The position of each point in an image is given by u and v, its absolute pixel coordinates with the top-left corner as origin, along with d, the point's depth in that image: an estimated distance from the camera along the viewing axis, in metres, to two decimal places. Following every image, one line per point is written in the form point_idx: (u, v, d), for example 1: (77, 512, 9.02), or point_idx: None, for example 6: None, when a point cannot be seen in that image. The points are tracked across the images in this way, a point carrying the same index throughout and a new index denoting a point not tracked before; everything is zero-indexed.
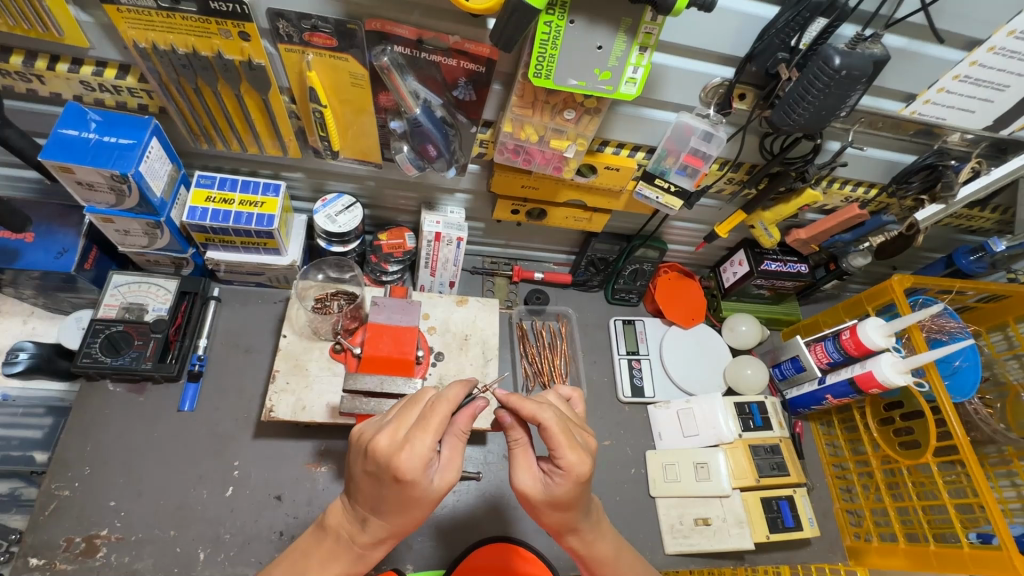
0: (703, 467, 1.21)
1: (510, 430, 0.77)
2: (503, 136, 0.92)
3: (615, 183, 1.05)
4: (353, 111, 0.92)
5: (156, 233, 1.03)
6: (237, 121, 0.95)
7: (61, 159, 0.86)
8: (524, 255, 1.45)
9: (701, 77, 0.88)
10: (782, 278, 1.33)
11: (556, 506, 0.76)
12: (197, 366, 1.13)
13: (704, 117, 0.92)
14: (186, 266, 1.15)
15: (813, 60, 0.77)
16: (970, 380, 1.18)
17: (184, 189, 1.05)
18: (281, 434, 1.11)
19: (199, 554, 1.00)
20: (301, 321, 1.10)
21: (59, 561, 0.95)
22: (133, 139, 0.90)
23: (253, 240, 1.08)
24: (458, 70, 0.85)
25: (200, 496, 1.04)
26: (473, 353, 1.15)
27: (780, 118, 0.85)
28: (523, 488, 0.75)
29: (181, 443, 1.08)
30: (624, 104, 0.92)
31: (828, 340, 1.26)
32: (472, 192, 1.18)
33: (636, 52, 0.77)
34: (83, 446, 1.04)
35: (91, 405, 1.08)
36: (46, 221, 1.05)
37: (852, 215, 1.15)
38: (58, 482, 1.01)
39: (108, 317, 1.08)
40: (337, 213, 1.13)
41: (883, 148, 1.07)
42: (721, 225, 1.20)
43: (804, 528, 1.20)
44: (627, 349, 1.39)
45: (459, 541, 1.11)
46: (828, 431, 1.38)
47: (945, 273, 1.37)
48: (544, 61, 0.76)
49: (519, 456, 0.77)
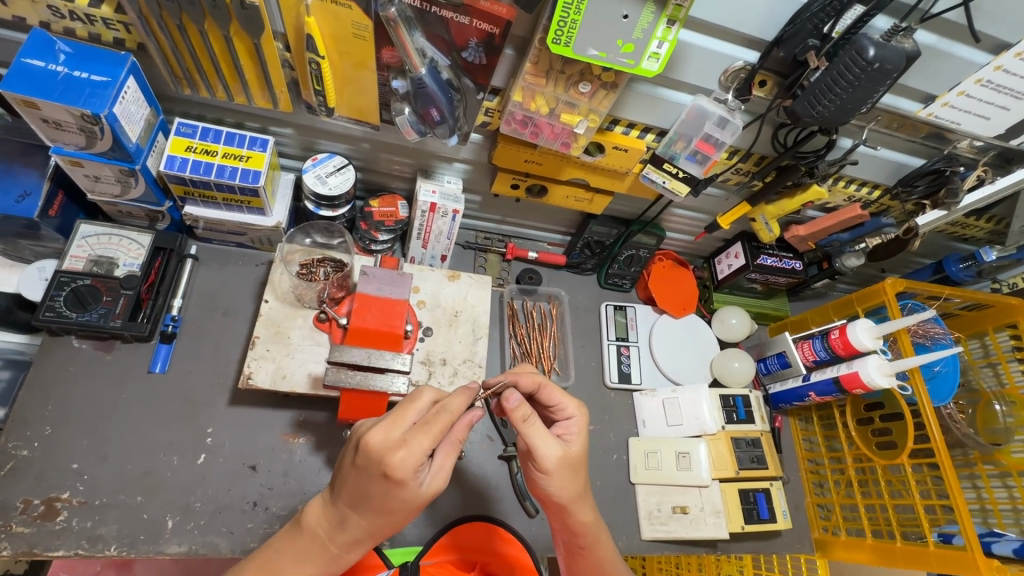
0: (685, 457, 1.21)
1: (517, 410, 0.77)
2: (511, 106, 0.87)
3: (622, 165, 1.01)
4: (353, 65, 0.86)
5: (130, 182, 0.95)
6: (224, 67, 0.88)
7: (26, 92, 0.78)
8: (519, 233, 1.41)
9: (723, 59, 0.84)
10: (777, 273, 1.32)
11: (578, 467, 0.82)
12: (170, 327, 1.07)
13: (721, 102, 0.89)
14: (161, 220, 1.08)
15: (845, 49, 0.74)
16: (948, 386, 1.21)
17: (162, 137, 0.98)
18: (258, 402, 1.07)
19: (168, 521, 0.96)
20: (284, 286, 1.04)
21: (16, 523, 0.90)
22: (108, 77, 0.82)
23: (236, 197, 1.02)
24: (469, 30, 0.79)
25: (170, 463, 0.99)
26: (462, 330, 1.12)
27: (802, 109, 0.82)
28: (559, 453, 0.79)
29: (150, 406, 1.03)
30: (642, 81, 0.88)
31: (816, 338, 1.27)
32: (471, 163, 1.13)
33: (664, 25, 0.72)
34: (44, 404, 0.98)
35: (55, 361, 1.01)
36: (6, 160, 0.97)
37: (854, 215, 1.15)
38: (16, 440, 0.95)
39: (74, 269, 1.01)
40: (328, 174, 1.07)
41: (893, 148, 1.06)
42: (724, 216, 1.17)
43: (778, 520, 1.22)
44: (617, 336, 1.37)
45: (439, 518, 1.10)
46: (806, 427, 1.40)
47: (932, 279, 1.39)
48: (565, 26, 0.71)
49: (539, 427, 0.79)
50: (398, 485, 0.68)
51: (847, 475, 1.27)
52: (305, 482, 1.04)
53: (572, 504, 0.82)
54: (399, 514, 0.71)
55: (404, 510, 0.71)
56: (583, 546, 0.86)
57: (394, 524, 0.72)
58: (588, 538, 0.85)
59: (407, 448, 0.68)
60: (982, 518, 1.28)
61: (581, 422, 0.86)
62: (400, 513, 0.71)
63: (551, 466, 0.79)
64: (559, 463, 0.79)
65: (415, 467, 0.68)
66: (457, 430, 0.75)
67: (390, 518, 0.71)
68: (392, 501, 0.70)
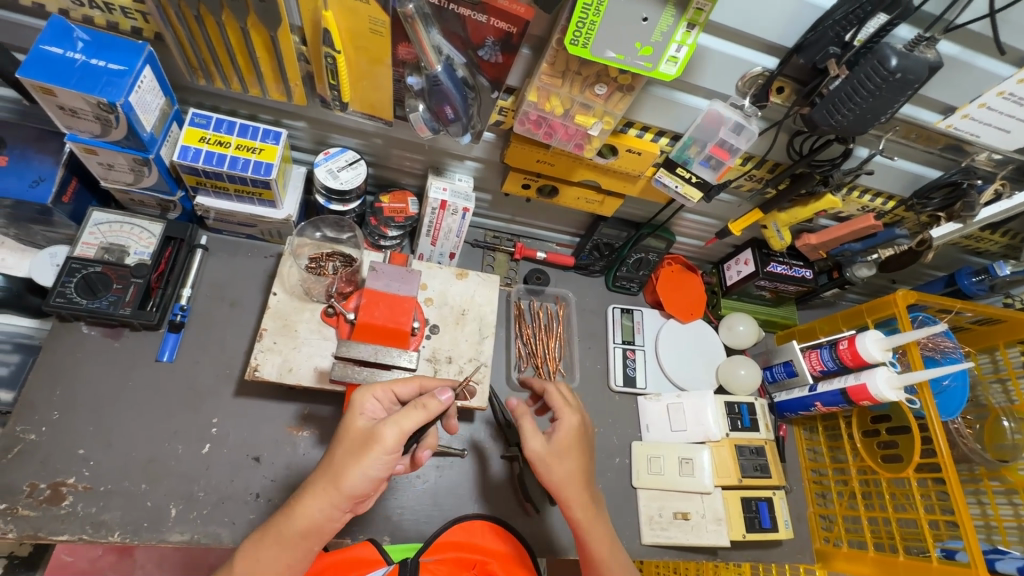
0: (688, 463, 1.20)
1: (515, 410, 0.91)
2: (526, 105, 0.87)
3: (634, 168, 1.01)
4: (368, 60, 0.85)
5: (143, 171, 0.96)
6: (240, 59, 0.88)
7: (41, 78, 0.78)
8: (528, 232, 1.40)
9: (742, 65, 0.83)
10: (786, 281, 1.31)
11: (568, 453, 0.89)
12: (179, 317, 1.07)
13: (737, 107, 0.87)
14: (173, 210, 1.09)
15: (867, 58, 0.72)
16: (957, 400, 1.20)
17: (177, 127, 0.98)
18: (263, 394, 1.08)
19: (171, 510, 0.96)
20: (293, 279, 1.05)
21: (22, 506, 0.91)
22: (124, 66, 0.82)
23: (248, 189, 1.02)
24: (486, 28, 0.78)
25: (175, 452, 1.00)
26: (469, 328, 1.11)
27: (820, 117, 0.80)
28: (542, 447, 0.88)
29: (156, 395, 1.03)
30: (659, 84, 0.87)
31: (824, 348, 1.26)
32: (483, 161, 1.13)
33: (683, 30, 0.72)
34: (52, 389, 0.99)
35: (64, 347, 1.02)
36: (22, 145, 0.97)
37: (868, 225, 1.13)
38: (24, 424, 0.96)
39: (86, 256, 1.02)
40: (340, 168, 1.07)
41: (910, 159, 1.04)
42: (736, 223, 1.17)
43: (779, 530, 1.22)
44: (623, 339, 1.36)
45: (440, 515, 1.10)
46: (811, 436, 1.39)
47: (943, 292, 1.37)
48: (583, 27, 0.70)
49: (528, 425, 0.89)
50: (349, 412, 0.80)
51: (850, 487, 1.26)
52: (309, 475, 1.04)
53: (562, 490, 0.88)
54: (343, 451, 0.76)
55: (349, 446, 0.76)
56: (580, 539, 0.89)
57: (336, 467, 0.75)
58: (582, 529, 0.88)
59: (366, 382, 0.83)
60: (986, 534, 1.27)
61: (570, 414, 0.92)
62: (345, 451, 0.76)
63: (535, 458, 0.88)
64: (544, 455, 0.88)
65: (365, 393, 0.81)
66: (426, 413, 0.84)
67: (336, 459, 0.76)
68: (344, 444, 0.77)
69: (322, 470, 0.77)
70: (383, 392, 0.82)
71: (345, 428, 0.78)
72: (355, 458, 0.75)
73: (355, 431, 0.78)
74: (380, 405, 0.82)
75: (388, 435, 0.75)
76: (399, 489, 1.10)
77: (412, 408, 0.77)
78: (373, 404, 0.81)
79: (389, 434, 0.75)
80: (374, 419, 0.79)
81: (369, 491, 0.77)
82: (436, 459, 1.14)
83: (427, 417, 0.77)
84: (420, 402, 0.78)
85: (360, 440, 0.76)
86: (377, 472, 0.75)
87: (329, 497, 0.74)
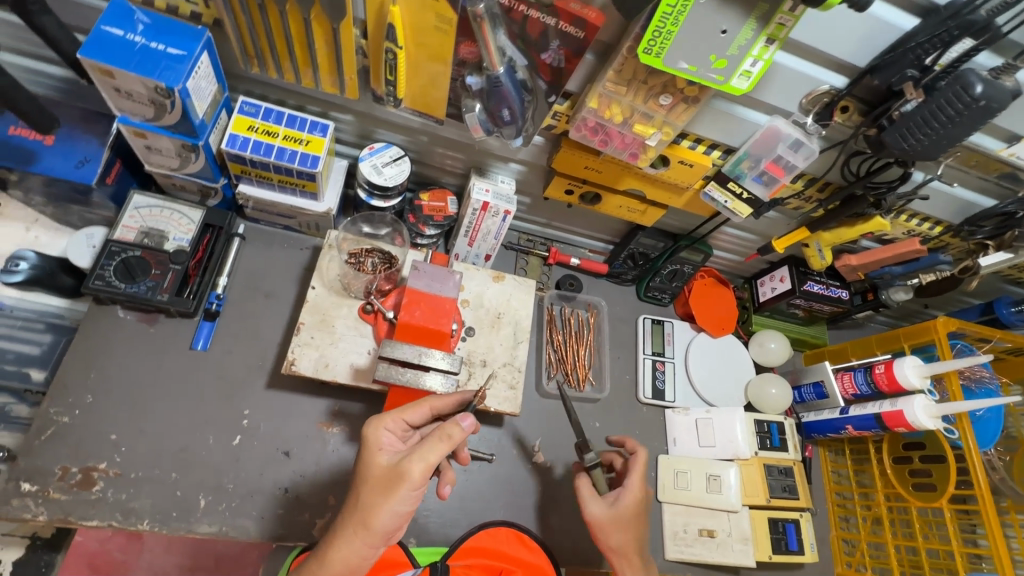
0: (715, 480, 1.18)
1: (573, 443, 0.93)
2: (585, 112, 0.85)
3: (684, 179, 0.99)
4: (429, 58, 0.84)
5: (190, 157, 0.94)
6: (298, 49, 0.86)
7: (103, 60, 0.77)
8: (562, 237, 1.39)
9: (810, 82, 0.81)
10: (822, 301, 1.30)
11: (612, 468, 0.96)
12: (214, 306, 1.06)
13: (799, 125, 0.87)
14: (213, 197, 1.07)
15: (949, 83, 0.72)
16: (991, 431, 1.19)
17: (225, 114, 0.97)
18: (295, 387, 1.07)
19: (200, 501, 0.95)
20: (332, 274, 1.04)
21: (53, 489, 0.90)
22: (184, 51, 0.81)
23: (292, 180, 1.01)
24: (554, 31, 0.77)
25: (206, 442, 0.99)
26: (504, 332, 1.10)
27: (891, 140, 0.80)
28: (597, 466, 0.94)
29: (189, 383, 1.02)
30: (720, 98, 0.85)
31: (858, 370, 1.25)
32: (528, 164, 1.11)
33: (762, 44, 0.70)
34: (86, 372, 0.98)
35: (100, 329, 1.01)
36: (68, 125, 0.95)
37: (912, 249, 1.11)
38: (58, 406, 0.95)
39: (125, 239, 1.00)
40: (384, 164, 1.06)
41: (965, 186, 1.02)
42: (779, 240, 1.15)
43: (805, 553, 1.20)
44: (653, 350, 1.34)
45: (467, 519, 1.09)
46: (836, 459, 1.37)
47: (979, 320, 1.35)
48: (659, 37, 0.69)
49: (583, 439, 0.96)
50: (367, 450, 0.77)
51: (876, 512, 1.25)
52: (338, 472, 1.03)
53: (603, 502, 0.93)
54: (369, 491, 0.74)
55: (374, 485, 0.74)
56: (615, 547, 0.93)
57: (363, 508, 0.73)
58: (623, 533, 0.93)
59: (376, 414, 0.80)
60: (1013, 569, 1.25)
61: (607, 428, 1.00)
62: (370, 491, 0.74)
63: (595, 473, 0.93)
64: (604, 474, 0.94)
65: (378, 427, 0.78)
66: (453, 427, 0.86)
67: (363, 499, 0.74)
68: (368, 486, 0.74)
69: (348, 510, 0.75)
70: (395, 422, 0.80)
71: (365, 467, 0.76)
72: (382, 496, 0.73)
73: (376, 470, 0.75)
74: (394, 435, 0.79)
75: (413, 471, 0.72)
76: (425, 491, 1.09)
77: (434, 439, 0.73)
78: (389, 436, 0.78)
79: (415, 469, 0.72)
80: (394, 453, 0.77)
81: (400, 524, 0.77)
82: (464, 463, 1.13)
83: (450, 448, 0.73)
84: (438, 430, 0.74)
85: (382, 479, 0.74)
86: (405, 508, 0.74)
87: (362, 537, 0.73)
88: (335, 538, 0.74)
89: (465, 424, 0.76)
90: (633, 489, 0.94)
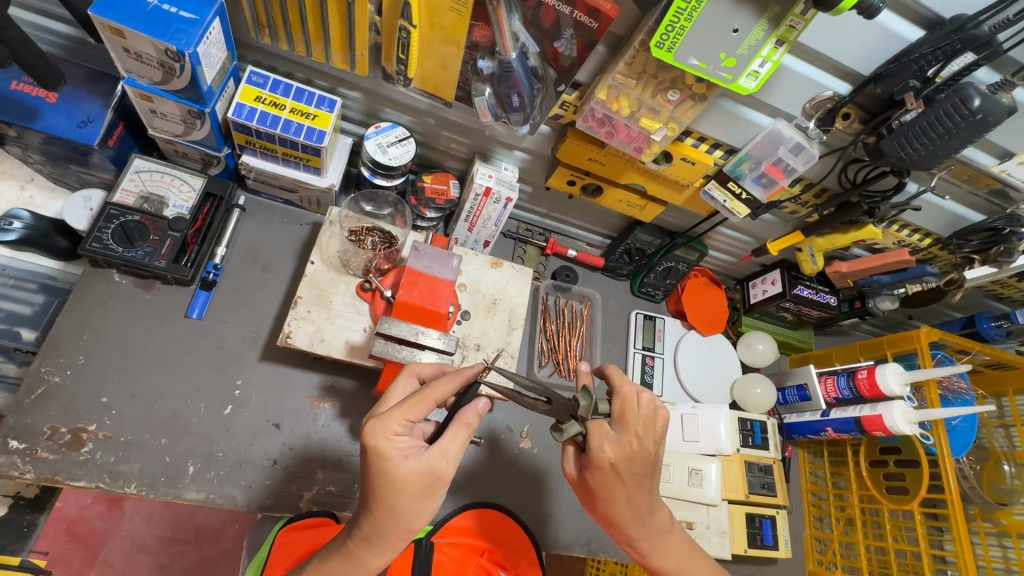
0: (697, 474, 1.19)
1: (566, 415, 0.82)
2: (594, 103, 0.86)
3: (685, 177, 1.00)
4: (441, 38, 0.84)
5: (195, 123, 0.94)
6: (310, 22, 0.86)
7: (113, 18, 0.76)
8: (560, 229, 1.41)
9: (814, 88, 0.82)
10: (811, 306, 1.32)
11: (624, 454, 0.80)
12: (212, 275, 1.06)
13: (801, 129, 0.88)
14: (215, 166, 1.07)
15: (949, 96, 0.75)
16: (964, 439, 1.22)
17: (232, 83, 0.96)
18: (289, 361, 1.07)
19: (189, 467, 0.96)
20: (331, 250, 1.04)
21: (41, 448, 0.90)
22: (196, 16, 0.81)
23: (296, 154, 1.01)
24: (568, 20, 0.77)
25: (196, 409, 0.99)
26: (499, 318, 1.11)
27: (891, 148, 0.82)
28: (606, 442, 0.80)
29: (182, 351, 1.02)
30: (726, 97, 0.87)
31: (841, 375, 1.28)
32: (532, 153, 1.12)
33: (771, 45, 0.72)
34: (79, 334, 0.98)
35: (94, 293, 1.01)
36: (73, 84, 0.95)
37: (900, 259, 1.15)
38: (49, 366, 0.95)
39: (124, 203, 0.99)
40: (389, 143, 1.06)
41: (957, 200, 1.05)
42: (774, 242, 1.17)
43: (779, 548, 1.24)
44: (644, 344, 1.36)
45: (450, 502, 1.10)
46: (814, 460, 1.41)
47: (960, 332, 1.39)
48: (672, 32, 0.70)
49: (600, 430, 0.81)
50: (380, 459, 0.70)
51: (848, 513, 1.28)
52: (327, 447, 1.04)
53: (611, 496, 0.83)
54: (403, 499, 0.70)
55: (407, 494, 0.70)
56: (637, 539, 0.85)
57: (403, 516, 0.71)
58: (643, 528, 0.85)
59: (377, 418, 0.71)
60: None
61: (620, 400, 0.84)
62: (404, 500, 0.70)
63: (607, 453, 0.80)
64: (617, 458, 0.80)
65: (386, 434, 0.70)
66: (464, 413, 0.75)
67: (399, 508, 0.71)
68: (394, 493, 0.70)
69: (378, 518, 0.72)
70: (402, 424, 0.71)
71: (392, 479, 0.70)
72: (420, 500, 0.71)
73: (408, 479, 0.70)
74: (406, 436, 0.72)
75: (448, 470, 0.72)
76: None
77: (458, 432, 0.74)
78: (402, 440, 0.71)
79: (450, 468, 0.72)
80: (410, 452, 0.71)
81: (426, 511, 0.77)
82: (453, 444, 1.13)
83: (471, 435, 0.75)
84: (461, 424, 0.74)
85: (419, 485, 0.71)
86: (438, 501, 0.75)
87: (401, 537, 0.73)
88: (372, 541, 0.72)
89: (482, 407, 0.77)
90: (606, 454, 0.80)
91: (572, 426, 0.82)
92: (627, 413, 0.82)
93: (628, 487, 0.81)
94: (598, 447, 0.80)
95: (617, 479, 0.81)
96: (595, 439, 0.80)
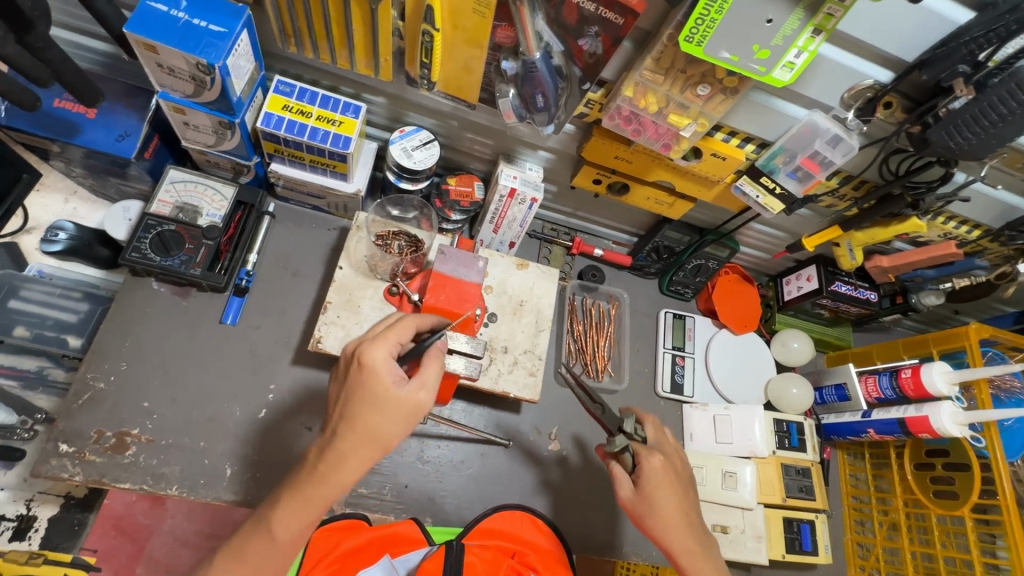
0: (731, 476, 1.16)
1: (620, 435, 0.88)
2: (620, 100, 0.85)
3: (716, 173, 0.98)
4: (465, 42, 0.84)
5: (226, 134, 0.96)
6: (334, 28, 0.87)
7: (147, 35, 0.78)
8: (586, 227, 1.39)
9: (853, 77, 0.79)
10: (850, 302, 1.27)
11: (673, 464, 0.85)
12: (244, 282, 1.09)
13: (839, 120, 0.84)
14: (246, 174, 1.09)
15: (1002, 81, 0.70)
16: (1020, 442, 1.16)
17: (261, 93, 0.98)
18: (320, 365, 1.09)
19: (227, 470, 0.98)
20: (359, 254, 1.05)
21: (89, 451, 0.94)
22: (225, 29, 0.82)
23: (323, 161, 1.02)
24: (593, 17, 0.75)
25: (233, 413, 1.02)
26: (526, 320, 1.10)
27: (937, 138, 0.79)
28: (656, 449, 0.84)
29: (217, 357, 1.05)
30: (758, 90, 0.84)
31: (883, 374, 1.23)
32: (557, 152, 1.11)
33: (808, 34, 0.69)
34: (121, 341, 1.01)
35: (134, 301, 1.04)
36: (111, 99, 0.98)
37: (948, 252, 1.09)
38: (94, 372, 0.98)
39: (161, 213, 1.02)
40: (414, 147, 1.06)
41: (1010, 188, 0.99)
42: (811, 237, 1.12)
43: (819, 554, 1.19)
44: (673, 344, 1.33)
45: (480, 503, 1.10)
46: (854, 462, 1.36)
47: (1012, 328, 1.32)
48: (702, 25, 0.68)
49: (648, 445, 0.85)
50: (371, 374, 0.70)
51: (893, 518, 1.23)
52: None
53: (669, 509, 0.81)
54: (383, 418, 0.69)
55: (388, 413, 0.69)
56: (694, 555, 0.80)
57: (382, 434, 0.69)
58: (700, 544, 0.81)
59: (373, 338, 0.72)
60: None
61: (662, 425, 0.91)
62: (384, 419, 0.69)
63: (658, 460, 0.83)
64: (667, 467, 0.83)
65: (381, 351, 0.71)
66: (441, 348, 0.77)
67: (377, 427, 0.69)
68: (377, 409, 0.69)
69: (354, 436, 0.69)
70: (395, 346, 0.73)
71: (376, 396, 0.69)
72: (401, 422, 0.70)
73: (391, 399, 0.69)
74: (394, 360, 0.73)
75: (428, 399, 0.72)
76: (444, 474, 1.09)
77: (435, 361, 0.74)
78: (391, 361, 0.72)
79: (429, 396, 0.72)
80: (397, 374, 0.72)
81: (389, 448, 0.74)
82: (482, 446, 1.13)
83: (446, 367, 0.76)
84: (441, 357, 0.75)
85: (400, 411, 0.70)
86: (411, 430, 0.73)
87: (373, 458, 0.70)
88: (344, 461, 0.69)
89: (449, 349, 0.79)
90: (657, 459, 0.83)
91: (622, 437, 0.85)
92: (668, 438, 0.89)
93: (680, 497, 0.82)
94: (651, 457, 0.83)
95: (670, 487, 0.82)
96: (646, 449, 0.84)
